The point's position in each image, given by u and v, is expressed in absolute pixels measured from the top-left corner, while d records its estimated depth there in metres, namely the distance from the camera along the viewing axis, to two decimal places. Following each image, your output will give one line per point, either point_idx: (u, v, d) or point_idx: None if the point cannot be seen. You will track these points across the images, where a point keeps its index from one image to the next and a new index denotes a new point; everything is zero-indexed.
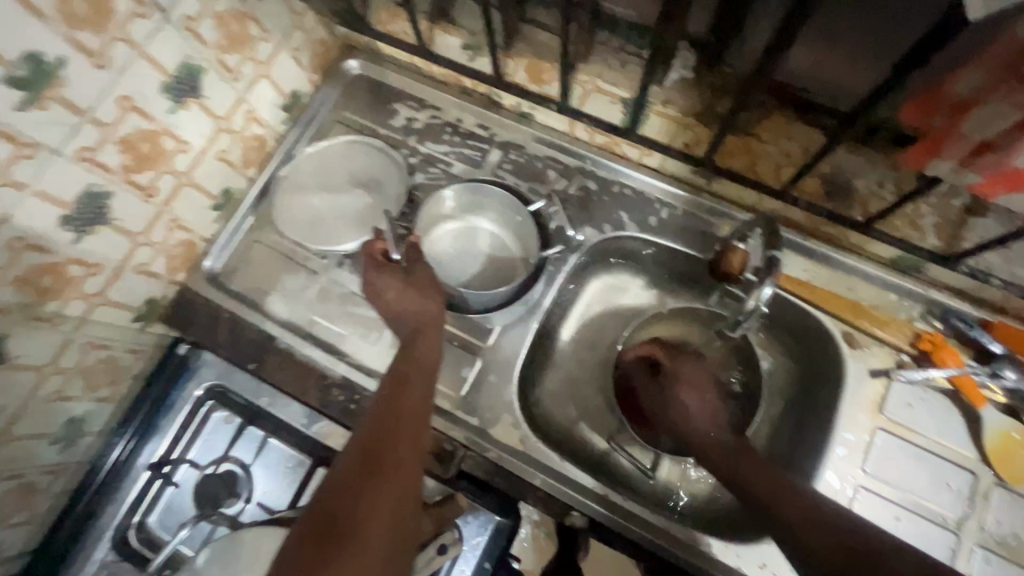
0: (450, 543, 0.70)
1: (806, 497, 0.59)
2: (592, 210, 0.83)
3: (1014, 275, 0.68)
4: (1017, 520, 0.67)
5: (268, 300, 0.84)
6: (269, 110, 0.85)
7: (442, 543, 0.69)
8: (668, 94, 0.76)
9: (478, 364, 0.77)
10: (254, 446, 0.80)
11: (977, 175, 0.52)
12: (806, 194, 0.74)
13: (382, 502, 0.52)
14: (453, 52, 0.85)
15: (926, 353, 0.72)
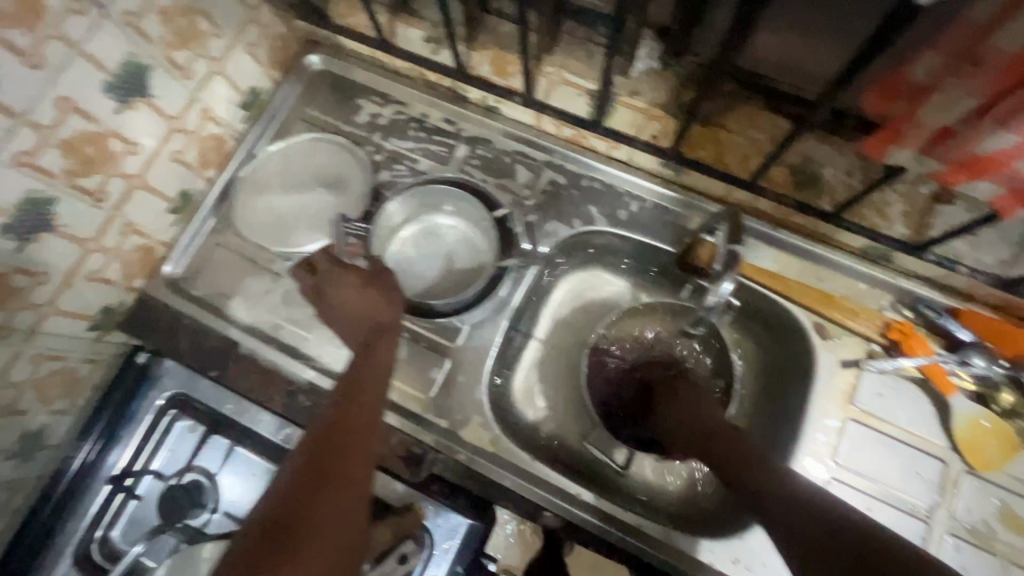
0: (410, 552, 0.70)
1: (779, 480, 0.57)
2: (561, 205, 0.82)
3: (981, 261, 0.68)
4: (987, 508, 0.67)
5: (231, 305, 0.81)
6: (226, 108, 0.82)
7: (402, 553, 0.70)
8: (635, 85, 0.75)
9: (448, 365, 0.76)
10: (220, 455, 0.78)
11: (938, 162, 0.51)
12: (774, 184, 0.73)
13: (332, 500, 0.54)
14: (416, 45, 0.83)
15: (895, 343, 0.72)
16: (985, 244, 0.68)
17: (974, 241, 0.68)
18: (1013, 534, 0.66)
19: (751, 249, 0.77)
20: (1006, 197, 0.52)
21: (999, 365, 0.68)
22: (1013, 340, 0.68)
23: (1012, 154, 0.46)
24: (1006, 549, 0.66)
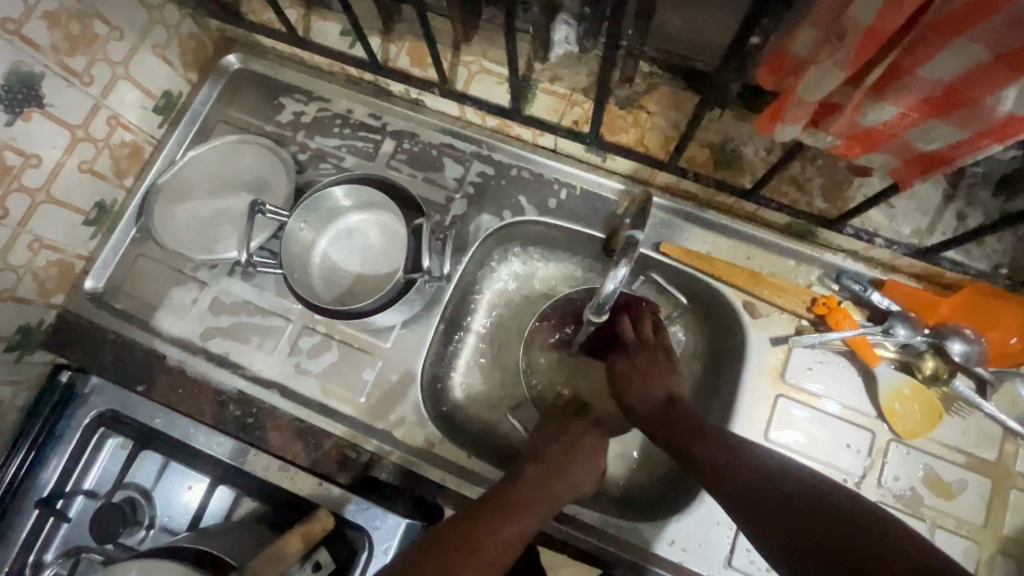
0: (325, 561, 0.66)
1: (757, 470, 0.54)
2: (489, 197, 0.81)
3: (897, 231, 0.68)
4: (913, 475, 0.68)
5: (157, 316, 0.79)
6: (137, 114, 0.79)
7: (317, 561, 0.66)
8: (555, 71, 0.75)
9: (379, 365, 0.75)
10: (154, 470, 0.76)
11: (832, 137, 0.48)
12: (695, 164, 0.72)
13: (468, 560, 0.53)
14: (332, 39, 0.81)
15: (822, 317, 0.72)
16: (900, 214, 0.68)
17: (890, 211, 0.69)
18: (938, 498, 0.68)
19: (678, 230, 0.77)
20: (903, 166, 0.51)
21: (921, 334, 0.69)
22: (932, 308, 0.70)
23: (894, 126, 0.45)
24: (932, 513, 0.67)
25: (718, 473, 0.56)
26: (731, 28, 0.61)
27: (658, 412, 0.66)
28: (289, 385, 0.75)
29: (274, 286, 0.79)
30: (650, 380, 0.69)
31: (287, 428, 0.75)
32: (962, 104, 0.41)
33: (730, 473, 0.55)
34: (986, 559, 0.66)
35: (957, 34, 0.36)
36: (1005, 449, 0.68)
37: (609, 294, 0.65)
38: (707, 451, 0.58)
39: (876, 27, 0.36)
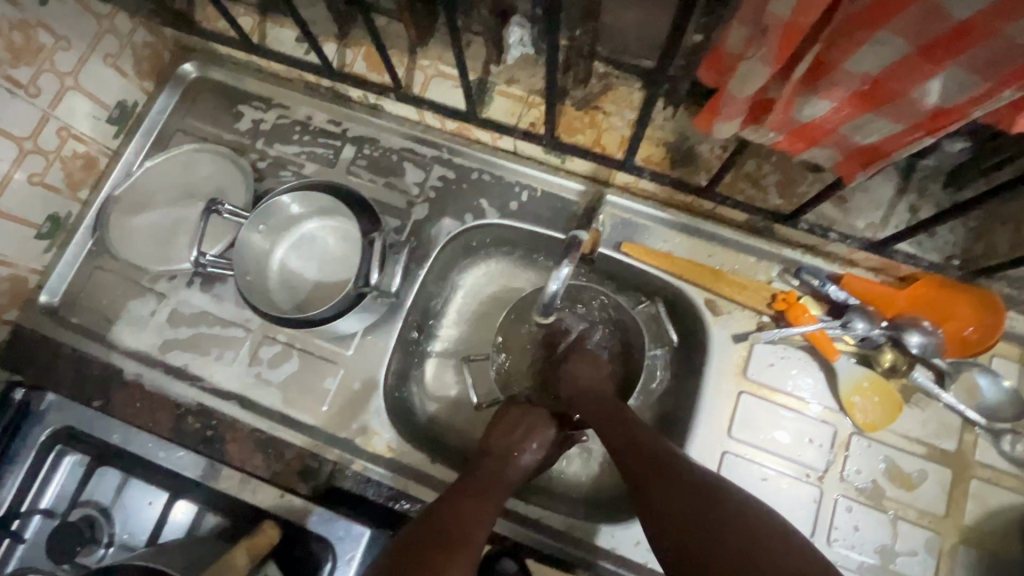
0: None
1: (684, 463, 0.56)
2: (450, 201, 0.80)
3: (852, 225, 0.69)
4: (874, 467, 0.69)
5: (114, 330, 0.78)
6: (90, 124, 0.78)
7: None
8: (511, 73, 0.75)
9: (341, 374, 0.74)
10: (112, 487, 0.74)
11: (775, 133, 0.48)
12: (652, 163, 0.72)
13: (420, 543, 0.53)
14: (288, 45, 0.80)
15: (782, 313, 0.72)
16: (854, 208, 0.69)
17: (844, 206, 0.69)
18: (899, 489, 0.68)
19: (638, 229, 0.77)
20: (846, 159, 0.51)
21: (878, 326, 0.69)
22: (889, 301, 0.70)
23: (831, 121, 0.46)
24: (893, 505, 0.68)
25: (649, 475, 0.55)
26: (668, 23, 0.61)
27: (604, 411, 0.65)
28: (250, 396, 0.74)
29: (234, 295, 0.78)
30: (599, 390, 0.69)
31: (246, 439, 0.73)
32: (892, 97, 0.41)
33: (677, 502, 0.52)
34: (948, 549, 0.66)
35: (875, 28, 0.36)
36: (965, 439, 0.69)
37: (553, 294, 0.66)
38: (638, 454, 0.58)
39: (793, 22, 0.36)
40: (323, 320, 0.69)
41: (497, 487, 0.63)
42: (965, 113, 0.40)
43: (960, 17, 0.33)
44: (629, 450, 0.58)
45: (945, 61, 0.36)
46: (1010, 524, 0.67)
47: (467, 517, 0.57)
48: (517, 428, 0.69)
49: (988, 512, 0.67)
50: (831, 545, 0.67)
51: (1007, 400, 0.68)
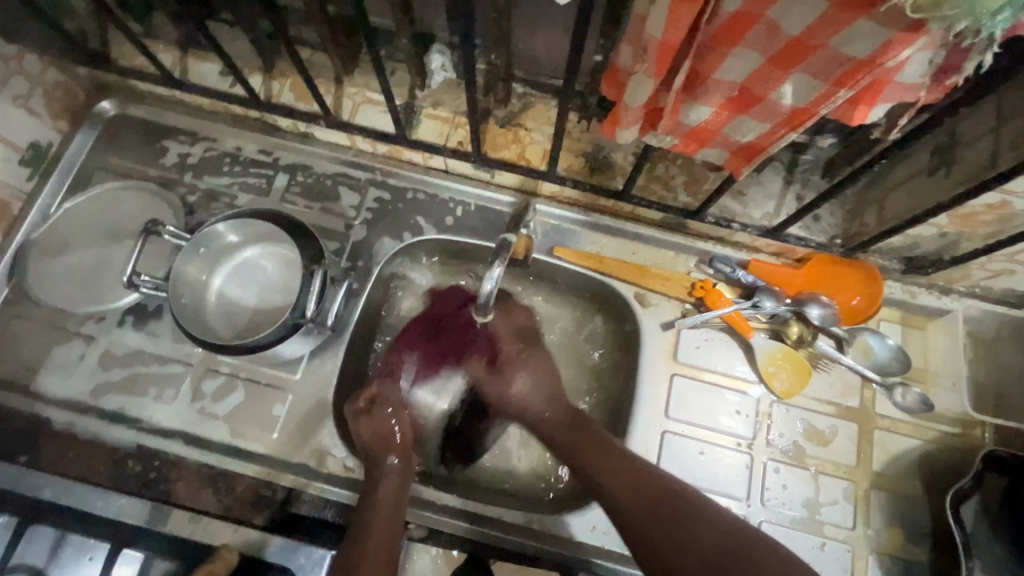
0: None
1: (636, 471, 0.63)
2: (388, 220, 0.83)
3: (750, 216, 0.78)
4: (795, 429, 0.76)
5: (38, 380, 0.74)
6: (1, 167, 0.75)
7: None
8: (436, 97, 0.80)
9: (289, 400, 0.74)
10: (46, 545, 0.67)
11: (668, 137, 0.55)
12: (573, 172, 0.78)
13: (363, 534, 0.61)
14: (212, 79, 0.81)
15: (701, 299, 0.79)
16: (751, 200, 0.78)
17: (742, 199, 0.78)
18: (817, 446, 0.76)
19: (567, 234, 0.83)
20: (732, 157, 0.59)
21: (784, 304, 0.77)
22: (790, 281, 0.79)
23: (714, 123, 0.53)
24: (813, 461, 0.75)
25: (609, 473, 0.63)
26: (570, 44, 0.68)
27: (652, 515, 0.59)
28: (194, 432, 0.73)
29: (170, 332, 0.76)
30: (610, 454, 0.65)
31: (195, 475, 0.71)
32: (757, 99, 0.48)
33: (636, 487, 0.62)
34: (863, 495, 0.74)
35: (732, 42, 0.43)
36: (864, 395, 0.78)
37: (488, 293, 0.68)
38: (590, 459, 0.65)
39: (666, 40, 0.42)
40: (261, 347, 0.69)
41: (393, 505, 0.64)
42: (815, 111, 0.48)
43: (794, 33, 0.41)
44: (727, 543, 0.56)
45: (789, 66, 0.44)
46: (910, 464, 0.76)
47: (382, 510, 0.64)
48: (371, 434, 0.69)
49: (891, 457, 0.76)
50: (765, 504, 0.73)
51: (895, 357, 0.78)
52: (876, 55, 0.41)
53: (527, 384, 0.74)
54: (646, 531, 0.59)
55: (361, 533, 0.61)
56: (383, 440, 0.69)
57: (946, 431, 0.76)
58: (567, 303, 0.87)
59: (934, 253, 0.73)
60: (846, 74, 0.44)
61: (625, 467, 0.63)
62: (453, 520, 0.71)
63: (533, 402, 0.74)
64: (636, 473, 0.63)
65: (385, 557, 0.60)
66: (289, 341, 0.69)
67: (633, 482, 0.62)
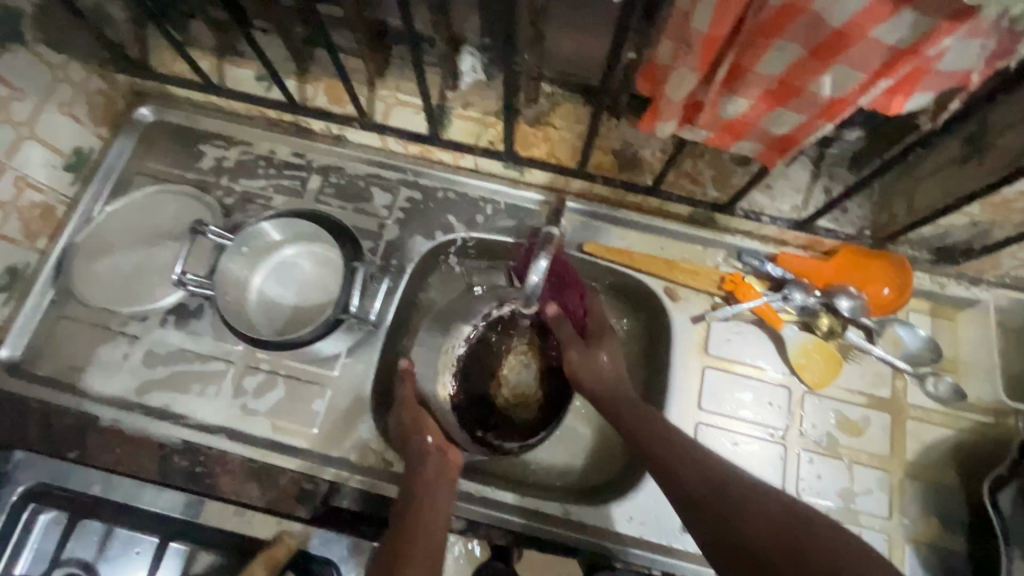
0: None
1: (695, 453, 0.62)
2: (420, 219, 0.84)
3: (779, 209, 0.79)
4: (827, 419, 0.77)
5: (85, 378, 0.76)
6: (47, 173, 0.78)
7: None
8: (466, 98, 0.81)
9: (329, 395, 0.75)
10: (95, 540, 0.71)
11: (704, 130, 0.57)
12: (603, 169, 0.80)
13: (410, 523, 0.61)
14: (248, 84, 0.84)
15: (731, 293, 0.80)
16: (778, 193, 0.79)
17: (770, 192, 0.79)
18: (850, 436, 0.76)
19: (596, 230, 0.84)
20: (766, 150, 0.60)
21: (814, 295, 0.78)
22: (818, 273, 0.80)
23: (751, 116, 0.54)
24: (847, 451, 0.76)
25: (667, 453, 0.62)
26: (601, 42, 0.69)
27: (712, 491, 0.57)
28: (237, 427, 0.74)
29: (211, 330, 0.78)
30: (669, 436, 0.64)
31: (238, 470, 0.73)
32: (795, 91, 0.50)
33: (693, 468, 0.60)
34: (897, 484, 0.75)
35: (774, 36, 0.44)
36: (896, 385, 0.78)
37: (534, 285, 0.70)
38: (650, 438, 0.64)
39: (712, 34, 0.44)
40: (304, 343, 0.70)
41: (438, 487, 0.65)
42: (853, 102, 0.49)
43: (836, 25, 0.42)
44: (791, 520, 0.53)
45: (829, 59, 0.45)
46: (943, 454, 0.76)
47: (425, 502, 0.63)
48: (410, 430, 0.70)
49: (924, 446, 0.76)
50: (799, 494, 0.74)
51: (926, 347, 0.79)
52: (918, 44, 0.43)
53: (608, 366, 0.72)
54: (706, 510, 0.57)
55: (406, 524, 0.61)
56: (418, 431, 0.70)
57: (979, 421, 0.77)
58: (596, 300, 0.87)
59: (964, 243, 0.74)
60: (887, 64, 0.45)
61: (683, 450, 0.62)
62: (493, 511, 0.73)
63: (599, 379, 0.71)
64: (692, 456, 0.61)
65: (429, 546, 0.59)
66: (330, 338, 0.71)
67: (692, 464, 0.60)
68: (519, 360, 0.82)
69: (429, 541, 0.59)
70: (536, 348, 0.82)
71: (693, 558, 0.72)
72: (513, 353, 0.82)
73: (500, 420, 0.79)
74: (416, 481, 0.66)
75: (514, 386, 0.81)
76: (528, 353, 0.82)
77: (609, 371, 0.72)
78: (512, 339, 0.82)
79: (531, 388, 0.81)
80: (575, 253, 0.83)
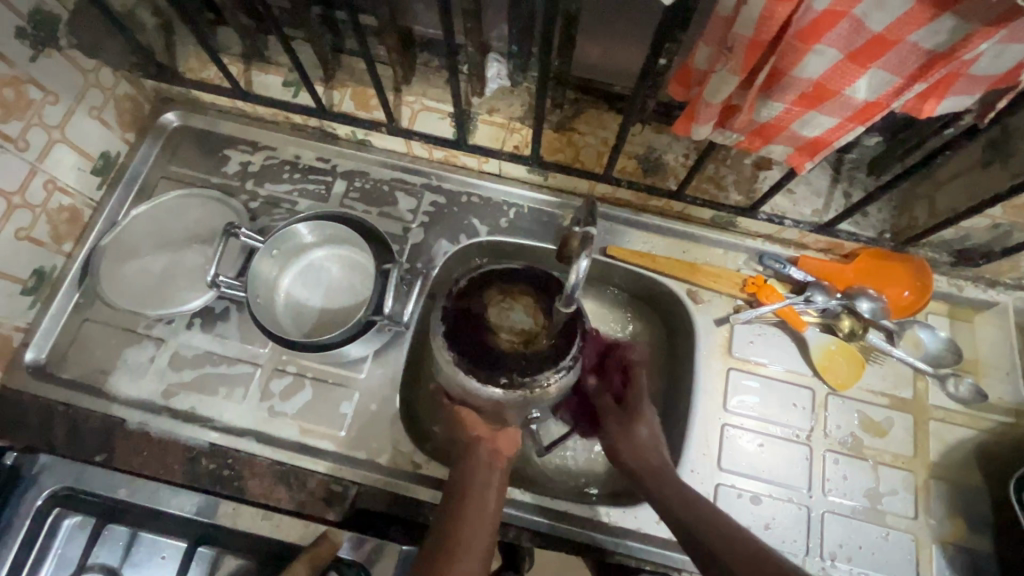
0: None
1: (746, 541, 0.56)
2: (444, 223, 0.85)
3: (801, 213, 0.80)
4: (851, 421, 0.78)
5: (111, 381, 0.76)
6: (76, 176, 0.78)
7: None
8: (491, 104, 0.82)
9: (357, 398, 0.76)
10: (120, 545, 0.70)
11: (736, 133, 0.58)
12: (627, 173, 0.81)
13: (462, 512, 0.63)
14: (275, 90, 0.84)
15: (754, 295, 0.81)
16: (800, 198, 0.80)
17: (792, 196, 0.80)
18: (874, 437, 0.77)
19: (619, 234, 0.85)
20: (796, 153, 0.60)
21: (835, 298, 0.79)
22: (839, 276, 0.81)
23: (784, 120, 0.55)
24: (872, 452, 0.76)
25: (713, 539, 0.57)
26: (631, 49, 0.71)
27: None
28: (265, 430, 0.74)
29: (238, 333, 0.78)
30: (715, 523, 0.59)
31: (267, 473, 0.72)
32: (831, 95, 0.51)
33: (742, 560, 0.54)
34: (922, 484, 0.75)
35: (816, 40, 0.46)
36: (918, 387, 0.79)
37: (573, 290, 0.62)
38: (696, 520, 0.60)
39: (756, 38, 0.45)
40: (334, 346, 0.70)
41: (491, 471, 0.67)
42: (886, 105, 0.51)
43: (877, 30, 0.44)
44: None
45: (868, 63, 0.47)
46: (967, 454, 0.77)
47: (476, 488, 0.66)
48: (464, 422, 0.71)
49: (948, 446, 0.77)
50: (826, 495, 0.74)
51: (946, 348, 0.80)
52: (955, 48, 0.44)
53: (645, 440, 0.69)
54: None
55: (456, 511, 0.64)
56: (461, 427, 0.72)
57: (1001, 421, 0.78)
58: (617, 303, 0.89)
59: (984, 246, 0.75)
60: (922, 68, 0.47)
61: (732, 539, 0.57)
62: (523, 512, 0.72)
63: (637, 453, 0.68)
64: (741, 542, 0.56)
65: (481, 536, 0.61)
66: (360, 340, 0.71)
67: (741, 553, 0.55)
68: (501, 307, 0.70)
69: (481, 530, 0.62)
70: (514, 290, 0.71)
71: None
72: (493, 303, 0.71)
73: (516, 360, 0.68)
74: (467, 467, 0.68)
75: (513, 327, 0.69)
76: (507, 296, 0.70)
77: (644, 444, 0.69)
78: (484, 293, 0.71)
79: (529, 324, 0.70)
80: (599, 256, 0.84)
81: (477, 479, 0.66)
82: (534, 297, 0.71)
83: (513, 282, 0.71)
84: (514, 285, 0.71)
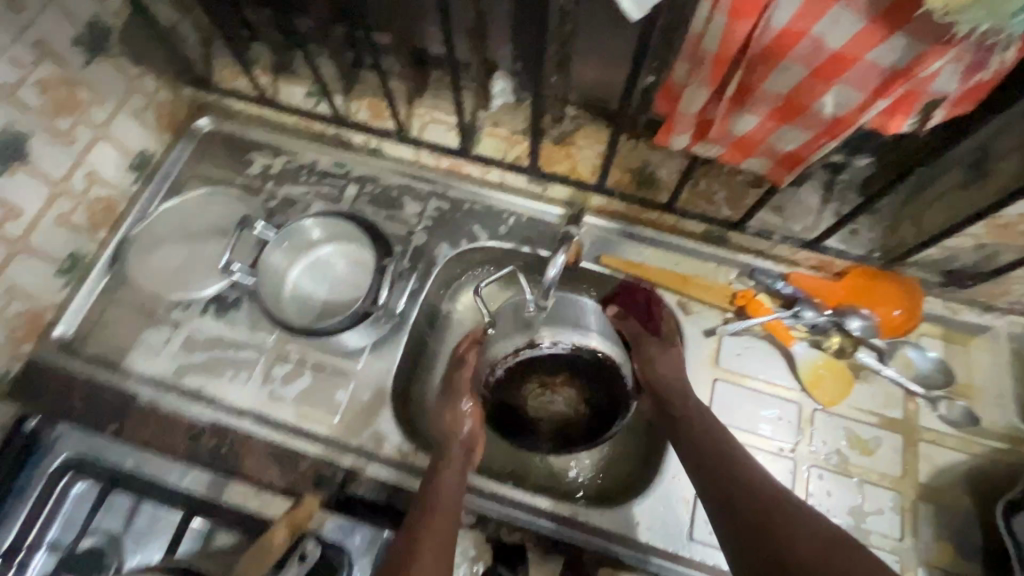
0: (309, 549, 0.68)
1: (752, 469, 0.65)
2: (447, 227, 0.90)
3: (789, 229, 0.82)
4: (838, 437, 0.78)
5: (129, 359, 0.81)
6: (115, 171, 0.86)
7: (303, 551, 0.68)
8: (496, 117, 0.88)
9: (351, 387, 0.79)
10: (122, 514, 0.75)
11: (718, 146, 0.62)
12: (621, 185, 0.84)
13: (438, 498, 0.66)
14: (298, 100, 0.91)
15: (743, 308, 0.82)
16: (790, 215, 0.82)
17: (781, 213, 0.83)
18: (861, 455, 0.77)
19: (613, 244, 0.88)
20: (775, 167, 0.63)
21: (824, 314, 0.80)
22: (829, 294, 0.81)
23: (760, 132, 0.59)
24: (858, 470, 0.76)
25: (716, 462, 0.66)
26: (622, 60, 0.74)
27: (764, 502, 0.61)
28: (264, 412, 0.78)
29: (247, 320, 0.84)
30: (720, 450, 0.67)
31: (262, 453, 0.76)
32: (802, 110, 0.54)
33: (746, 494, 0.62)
34: (910, 506, 0.74)
35: (780, 58, 0.49)
36: (908, 407, 0.79)
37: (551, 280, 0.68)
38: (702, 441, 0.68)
39: (721, 53, 0.49)
40: (332, 330, 0.75)
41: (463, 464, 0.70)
42: (855, 121, 0.53)
43: (835, 48, 0.47)
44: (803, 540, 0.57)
45: (831, 80, 0.50)
46: (958, 478, 0.75)
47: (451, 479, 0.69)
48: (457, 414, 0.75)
49: (937, 469, 0.76)
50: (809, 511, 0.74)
51: (937, 369, 0.80)
52: (911, 65, 0.46)
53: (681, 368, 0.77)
54: (746, 513, 0.61)
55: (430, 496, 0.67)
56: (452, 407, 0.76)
57: (994, 447, 0.76)
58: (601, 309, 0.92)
59: (972, 265, 0.76)
60: (884, 84, 0.49)
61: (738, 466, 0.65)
62: (505, 507, 0.74)
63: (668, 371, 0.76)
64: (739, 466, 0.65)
65: (448, 519, 0.65)
66: (355, 330, 0.76)
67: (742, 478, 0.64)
68: (541, 396, 0.71)
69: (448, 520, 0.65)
70: (554, 380, 0.71)
71: (700, 565, 0.72)
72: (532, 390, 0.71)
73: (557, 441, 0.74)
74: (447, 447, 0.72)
75: (551, 415, 0.72)
76: (546, 387, 0.71)
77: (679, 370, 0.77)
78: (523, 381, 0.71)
79: (566, 415, 0.72)
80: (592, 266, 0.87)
81: (454, 458, 0.71)
82: (575, 389, 0.71)
83: (552, 373, 0.70)
84: (554, 376, 0.70)
